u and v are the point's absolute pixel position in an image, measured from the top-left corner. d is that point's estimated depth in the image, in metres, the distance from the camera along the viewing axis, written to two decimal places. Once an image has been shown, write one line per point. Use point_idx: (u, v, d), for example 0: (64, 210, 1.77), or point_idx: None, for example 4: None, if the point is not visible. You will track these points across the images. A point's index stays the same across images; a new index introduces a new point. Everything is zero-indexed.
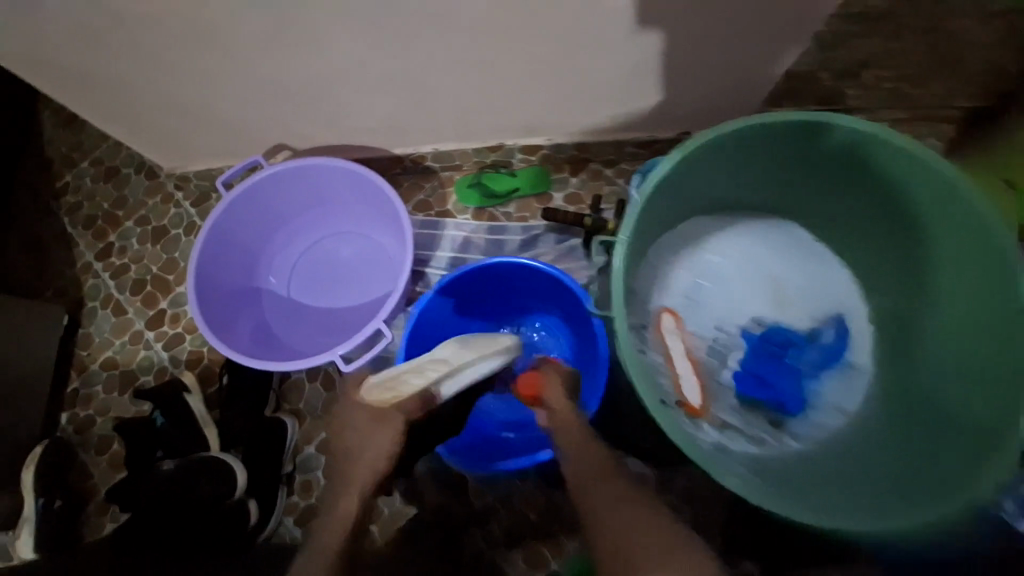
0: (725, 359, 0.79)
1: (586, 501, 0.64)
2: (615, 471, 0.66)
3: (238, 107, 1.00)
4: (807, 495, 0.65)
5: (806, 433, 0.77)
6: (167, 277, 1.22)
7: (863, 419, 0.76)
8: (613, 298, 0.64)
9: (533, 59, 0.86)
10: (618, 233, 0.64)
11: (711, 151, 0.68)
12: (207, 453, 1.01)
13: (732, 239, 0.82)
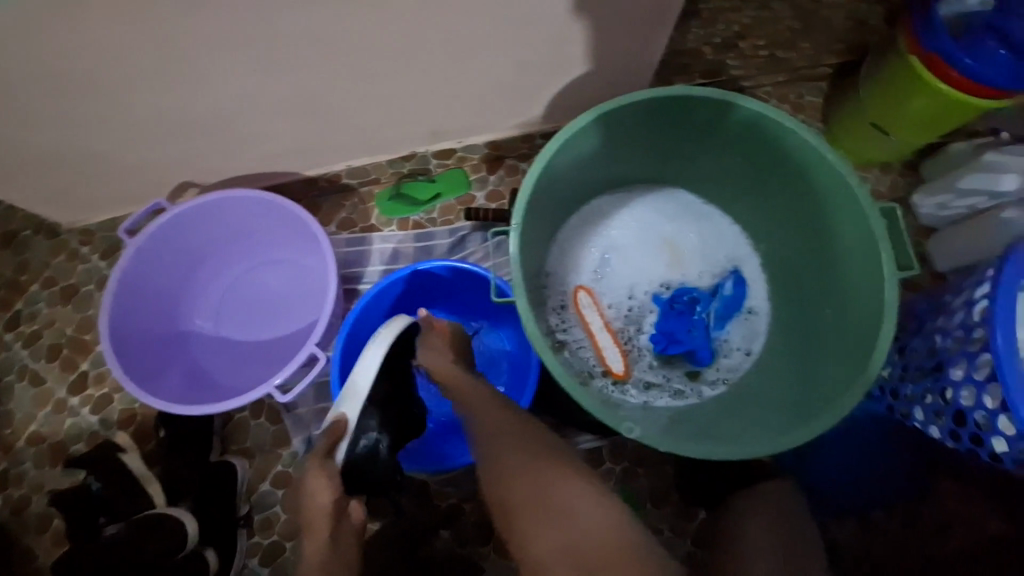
0: (640, 325, 0.82)
1: (516, 491, 0.64)
2: (550, 448, 0.69)
3: (129, 150, 0.96)
4: (717, 437, 0.67)
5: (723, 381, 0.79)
6: (85, 337, 1.16)
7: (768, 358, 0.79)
8: (511, 285, 0.64)
9: (424, 66, 0.88)
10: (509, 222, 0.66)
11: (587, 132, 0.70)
12: (152, 511, 0.96)
13: (631, 211, 0.84)
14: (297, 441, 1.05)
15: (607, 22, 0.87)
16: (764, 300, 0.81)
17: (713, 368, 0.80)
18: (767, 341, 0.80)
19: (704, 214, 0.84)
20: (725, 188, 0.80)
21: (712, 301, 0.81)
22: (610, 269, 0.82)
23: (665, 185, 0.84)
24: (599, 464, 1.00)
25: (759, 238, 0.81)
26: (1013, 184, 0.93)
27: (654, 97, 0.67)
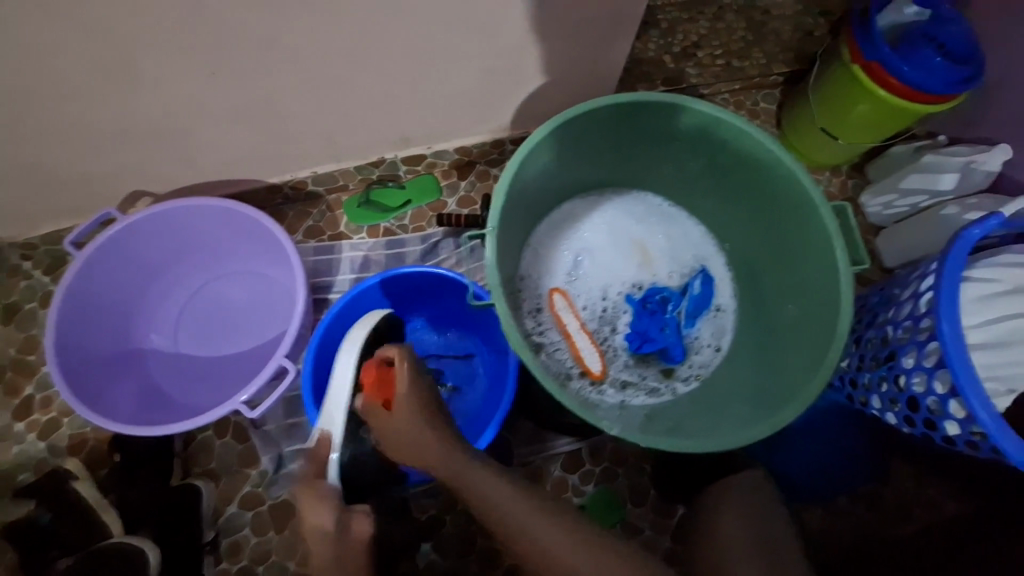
0: (614, 326, 0.83)
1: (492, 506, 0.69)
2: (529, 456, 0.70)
3: (74, 158, 0.91)
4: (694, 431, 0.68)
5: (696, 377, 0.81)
6: (29, 358, 1.08)
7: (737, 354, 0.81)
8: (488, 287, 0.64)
9: (386, 71, 0.88)
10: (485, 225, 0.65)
11: (558, 138, 0.71)
12: (110, 540, 0.90)
13: (601, 214, 0.85)
14: (266, 459, 1.01)
15: (569, 29, 0.88)
16: (731, 298, 0.84)
17: (686, 365, 0.81)
18: (735, 337, 0.82)
19: (672, 215, 0.86)
20: (690, 190, 0.83)
21: (682, 299, 0.83)
22: (583, 271, 0.83)
23: (633, 188, 0.86)
24: (578, 466, 1.01)
25: (724, 238, 0.84)
26: (950, 184, 1.01)
27: (620, 101, 0.68)
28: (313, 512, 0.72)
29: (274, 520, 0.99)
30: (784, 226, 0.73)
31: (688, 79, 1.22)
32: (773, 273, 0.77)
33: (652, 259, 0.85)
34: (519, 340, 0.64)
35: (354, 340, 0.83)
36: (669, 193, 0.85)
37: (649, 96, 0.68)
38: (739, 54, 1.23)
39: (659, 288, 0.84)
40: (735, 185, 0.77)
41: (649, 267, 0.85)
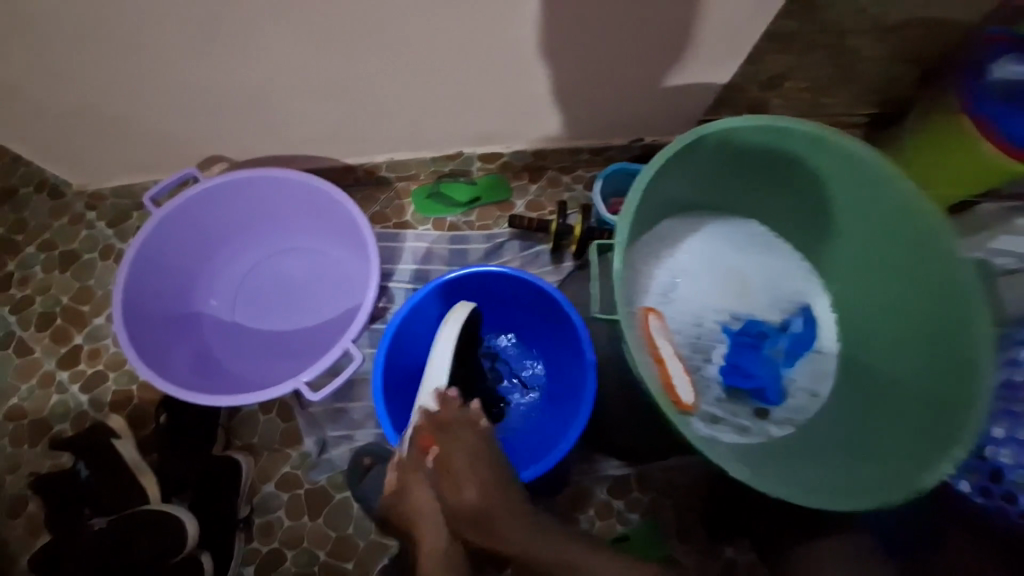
0: (708, 356, 0.80)
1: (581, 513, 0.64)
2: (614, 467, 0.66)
3: (158, 118, 0.90)
4: (801, 481, 0.65)
5: (786, 418, 0.78)
6: (81, 308, 1.08)
7: (831, 401, 0.78)
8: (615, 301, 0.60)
9: (486, 63, 0.86)
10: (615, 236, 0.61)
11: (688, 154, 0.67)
12: (149, 506, 0.89)
13: (701, 238, 0.83)
14: (309, 441, 0.99)
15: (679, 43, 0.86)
16: (832, 342, 0.80)
17: (779, 407, 0.78)
18: (833, 384, 0.79)
19: (775, 248, 0.83)
20: (801, 225, 0.80)
21: (780, 337, 0.81)
22: (678, 294, 0.80)
23: (738, 216, 0.83)
24: (625, 492, 0.97)
25: (830, 278, 0.81)
26: None
27: (760, 125, 0.66)
28: (422, 501, 0.68)
29: (310, 505, 0.97)
30: (906, 277, 0.70)
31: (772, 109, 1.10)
32: (885, 323, 0.74)
33: (747, 289, 0.82)
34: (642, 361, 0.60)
35: (450, 330, 0.82)
36: (775, 224, 0.82)
37: (793, 125, 0.66)
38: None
39: (757, 322, 0.81)
40: (852, 226, 0.74)
41: (745, 297, 0.81)
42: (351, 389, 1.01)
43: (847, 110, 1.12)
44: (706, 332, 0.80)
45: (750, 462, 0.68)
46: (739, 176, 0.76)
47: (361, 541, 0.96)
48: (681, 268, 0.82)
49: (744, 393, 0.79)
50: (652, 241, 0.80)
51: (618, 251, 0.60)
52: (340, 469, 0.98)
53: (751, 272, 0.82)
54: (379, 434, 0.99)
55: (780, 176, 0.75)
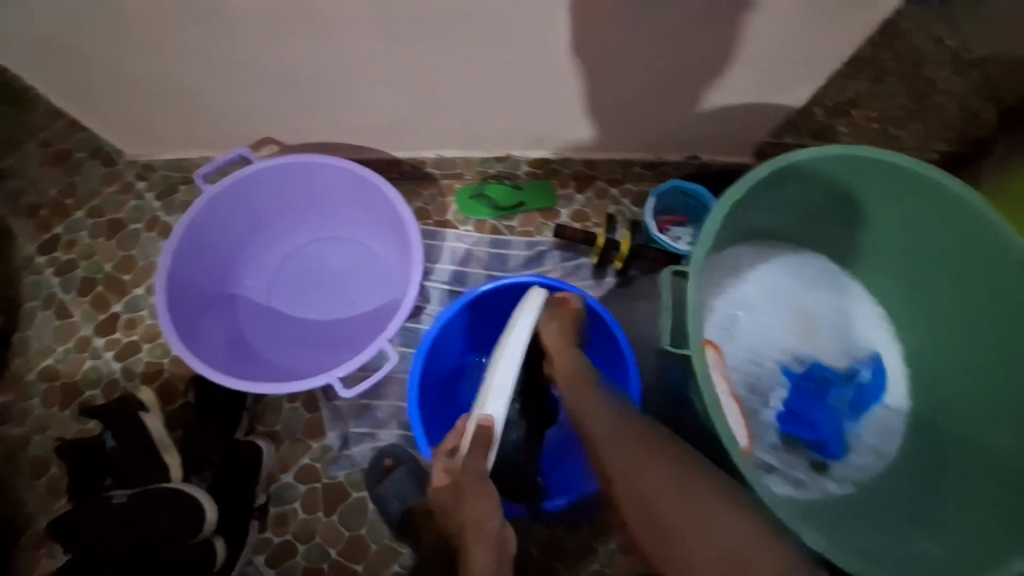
0: (766, 398, 0.76)
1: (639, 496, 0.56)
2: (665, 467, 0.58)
3: (218, 95, 0.89)
4: (866, 552, 0.60)
5: (846, 474, 0.73)
6: (122, 277, 1.09)
7: (898, 463, 0.73)
8: (691, 334, 0.55)
9: (555, 66, 0.82)
10: (692, 264, 0.57)
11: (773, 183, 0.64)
12: (170, 484, 0.89)
13: (769, 270, 0.78)
14: (332, 435, 0.98)
15: (759, 59, 0.81)
16: (902, 399, 0.76)
17: (839, 461, 0.74)
18: (902, 445, 0.74)
19: (847, 289, 0.79)
20: (879, 266, 0.75)
21: (845, 388, 0.77)
22: (741, 328, 0.76)
23: (808, 251, 0.79)
24: None
25: (908, 328, 0.75)
26: None
27: (854, 155, 0.62)
28: (482, 513, 0.64)
29: (326, 500, 0.95)
30: (1000, 336, 0.64)
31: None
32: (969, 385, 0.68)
33: (813, 330, 0.78)
34: (714, 399, 0.54)
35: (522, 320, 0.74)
36: (850, 264, 0.78)
37: (894, 157, 0.61)
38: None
39: (820, 366, 0.77)
40: (944, 278, 0.69)
41: (810, 339, 0.77)
42: (378, 387, 0.99)
43: None
44: (766, 373, 0.76)
45: (811, 521, 0.63)
46: (820, 211, 0.72)
47: (373, 544, 0.93)
48: (745, 301, 0.78)
49: (803, 445, 0.75)
50: (718, 269, 0.76)
51: (697, 279, 0.56)
52: (359, 467, 0.96)
53: (820, 314, 0.78)
54: (402, 436, 0.97)
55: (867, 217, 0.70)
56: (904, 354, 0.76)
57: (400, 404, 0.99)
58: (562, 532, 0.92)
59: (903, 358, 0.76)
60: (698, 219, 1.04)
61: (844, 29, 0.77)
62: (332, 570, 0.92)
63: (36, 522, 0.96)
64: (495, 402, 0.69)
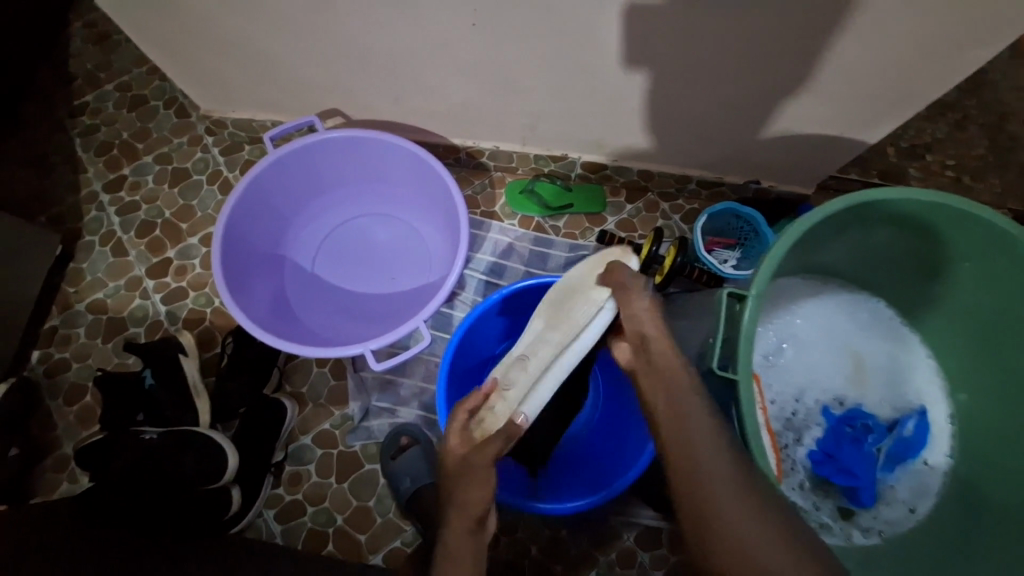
0: (800, 435, 0.73)
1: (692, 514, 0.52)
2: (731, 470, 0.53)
3: (298, 64, 0.91)
4: None
5: (875, 528, 0.70)
6: (179, 225, 1.14)
7: (931, 526, 0.69)
8: (740, 358, 0.54)
9: (637, 75, 0.81)
10: (750, 286, 0.57)
11: (840, 216, 0.63)
12: (197, 428, 0.93)
13: (821, 307, 0.77)
14: (354, 405, 1.00)
15: (848, 93, 0.77)
16: (944, 457, 0.72)
17: (869, 513, 0.71)
18: (936, 504, 0.70)
19: (901, 336, 0.76)
20: (938, 318, 0.72)
21: (886, 436, 0.73)
22: (783, 360, 0.76)
23: (865, 293, 0.77)
24: (654, 546, 0.90)
25: (960, 386, 0.72)
26: None
27: (936, 202, 0.61)
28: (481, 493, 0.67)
29: (339, 468, 0.98)
30: None
31: (908, 181, 1.00)
32: (1017, 452, 0.65)
33: (860, 374, 0.75)
34: (756, 429, 0.53)
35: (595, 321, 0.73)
36: (908, 311, 0.75)
37: (981, 210, 0.59)
38: (973, 173, 1.01)
39: (863, 413, 0.74)
40: (1010, 339, 0.65)
41: (855, 382, 0.75)
42: (405, 365, 1.01)
43: (991, 201, 1.01)
44: (803, 409, 0.75)
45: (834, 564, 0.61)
46: (883, 254, 0.71)
47: (378, 517, 0.95)
48: (793, 334, 0.77)
49: (833, 487, 0.72)
50: (768, 298, 0.76)
51: (752, 302, 0.56)
52: (376, 440, 0.98)
53: (869, 359, 0.75)
54: (421, 416, 0.99)
55: (931, 264, 0.68)
56: (951, 413, 0.73)
57: (424, 384, 1.01)
58: (564, 537, 0.91)
59: (949, 417, 0.73)
60: (748, 243, 1.02)
61: (952, 78, 0.72)
62: (336, 536, 0.94)
63: (65, 445, 1.02)
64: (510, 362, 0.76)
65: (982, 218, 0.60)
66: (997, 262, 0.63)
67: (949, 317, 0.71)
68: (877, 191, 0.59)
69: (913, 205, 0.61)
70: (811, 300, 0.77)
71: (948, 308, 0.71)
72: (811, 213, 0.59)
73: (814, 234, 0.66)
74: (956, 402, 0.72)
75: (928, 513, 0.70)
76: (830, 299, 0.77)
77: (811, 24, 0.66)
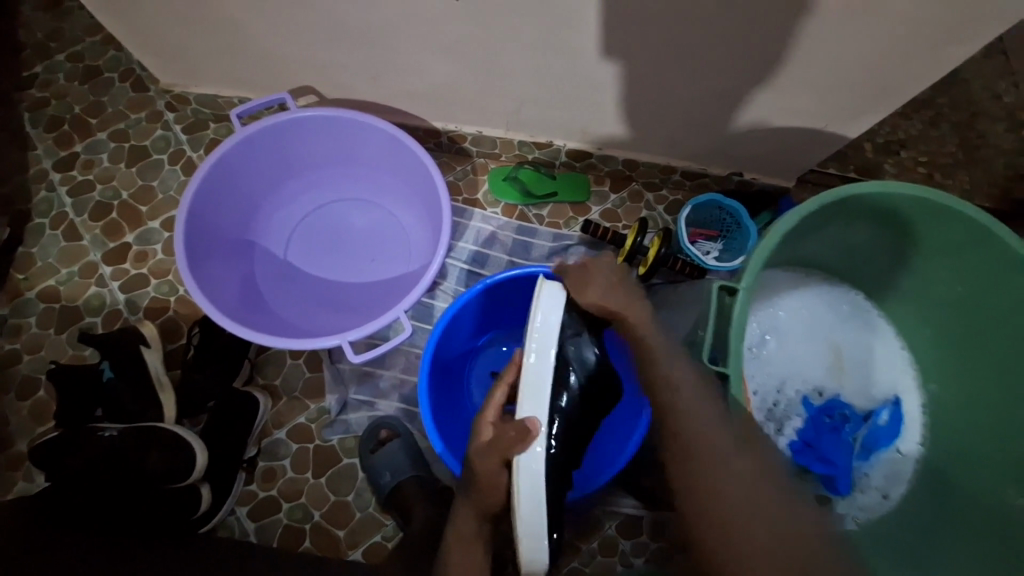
0: (781, 426, 0.75)
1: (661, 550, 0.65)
2: None
3: (265, 34, 0.85)
4: None
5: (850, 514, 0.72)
6: (139, 207, 1.06)
7: (906, 513, 0.71)
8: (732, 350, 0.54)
9: (626, 63, 0.79)
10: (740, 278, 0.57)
11: (827, 207, 0.64)
12: (162, 424, 0.88)
13: (802, 299, 0.78)
14: (331, 398, 0.96)
15: (835, 86, 0.77)
16: (915, 445, 0.74)
17: (846, 500, 0.73)
18: (908, 490, 0.73)
19: (876, 327, 0.77)
20: (917, 312, 0.74)
21: (862, 425, 0.74)
22: (766, 352, 0.76)
23: (846, 285, 0.78)
24: (635, 534, 0.91)
25: (932, 376, 0.74)
26: None
27: (918, 194, 0.62)
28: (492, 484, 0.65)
29: (316, 462, 0.95)
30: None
31: (883, 176, 1.01)
32: (985, 439, 0.67)
33: (838, 365, 0.77)
34: None
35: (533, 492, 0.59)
36: (886, 302, 0.76)
37: (962, 206, 0.61)
38: (943, 169, 1.01)
39: (841, 403, 0.75)
40: (982, 329, 0.67)
41: (834, 373, 0.77)
42: (384, 357, 0.98)
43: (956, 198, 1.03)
44: (785, 400, 0.76)
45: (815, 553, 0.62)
46: (864, 246, 0.72)
47: (357, 512, 0.93)
48: (776, 327, 0.78)
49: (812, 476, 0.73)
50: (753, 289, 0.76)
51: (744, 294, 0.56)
52: (354, 434, 0.96)
53: (848, 350, 0.77)
54: (401, 409, 0.97)
55: (910, 255, 0.70)
56: (925, 403, 0.75)
57: (404, 376, 0.98)
58: None
59: (923, 406, 0.75)
60: (730, 234, 1.02)
61: (934, 74, 0.72)
62: (313, 532, 0.92)
63: (18, 442, 0.95)
64: (537, 458, 0.60)
65: (962, 214, 0.61)
66: (972, 254, 0.65)
67: (926, 309, 0.72)
68: (860, 184, 0.60)
69: (895, 198, 0.62)
70: (793, 292, 0.78)
71: (924, 299, 0.72)
72: (799, 207, 0.60)
73: (800, 227, 0.66)
74: (929, 391, 0.75)
75: (900, 500, 0.73)
76: (812, 291, 0.78)
77: (803, 12, 0.65)
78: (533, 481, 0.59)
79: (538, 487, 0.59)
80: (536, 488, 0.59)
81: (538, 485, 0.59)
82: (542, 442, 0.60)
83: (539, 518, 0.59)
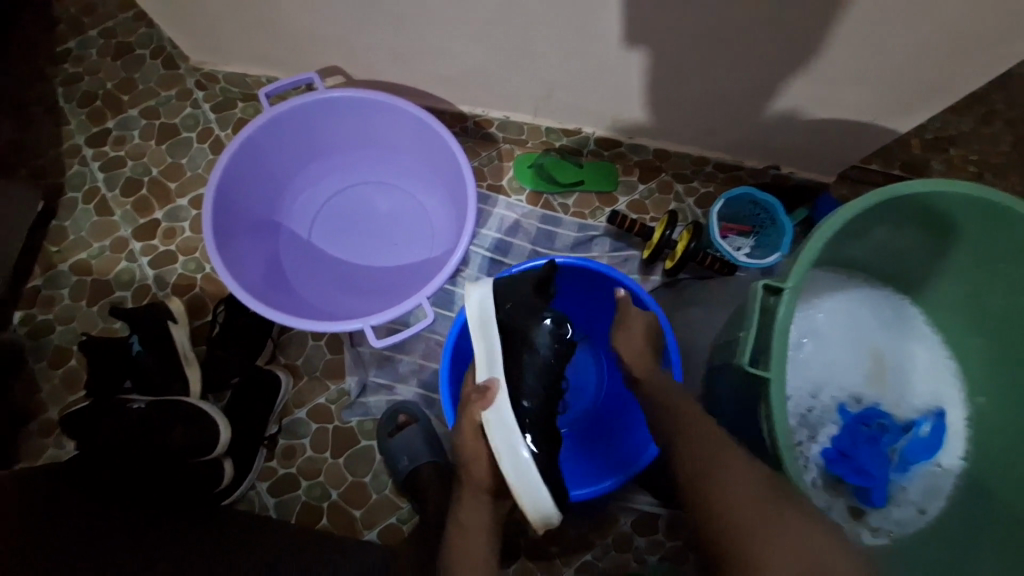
0: (814, 433, 0.72)
1: None
2: None
3: (295, 12, 0.83)
4: None
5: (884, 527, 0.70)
6: (168, 184, 1.08)
7: (944, 530, 0.68)
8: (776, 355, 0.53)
9: (665, 49, 0.75)
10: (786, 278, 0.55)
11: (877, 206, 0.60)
12: (187, 399, 0.90)
13: (844, 302, 0.75)
14: (351, 380, 0.97)
15: (889, 76, 0.72)
16: (957, 460, 0.71)
17: (881, 513, 0.70)
18: (947, 505, 0.70)
19: (921, 334, 0.74)
20: (967, 321, 0.70)
21: (901, 436, 0.71)
22: (802, 355, 0.74)
23: (891, 289, 0.75)
24: (651, 531, 0.90)
25: (979, 389, 0.71)
26: None
27: (978, 195, 0.58)
28: None
29: (334, 443, 0.96)
30: None
31: (931, 174, 0.95)
32: None
33: (879, 372, 0.74)
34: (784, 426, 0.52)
35: (507, 442, 0.63)
36: (933, 309, 0.73)
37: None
38: (996, 169, 0.95)
39: (880, 412, 0.72)
40: None
41: (874, 380, 0.73)
42: (404, 342, 0.98)
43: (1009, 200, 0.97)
44: (821, 406, 0.73)
45: None
46: (914, 249, 0.68)
47: (374, 493, 0.94)
48: (814, 329, 0.74)
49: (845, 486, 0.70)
50: None
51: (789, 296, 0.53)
52: (372, 417, 0.96)
53: (890, 357, 0.73)
54: (420, 394, 0.97)
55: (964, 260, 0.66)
56: (971, 417, 0.71)
57: (423, 362, 0.98)
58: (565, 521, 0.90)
59: (968, 420, 0.71)
60: (763, 231, 0.98)
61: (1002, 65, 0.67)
62: (331, 511, 0.93)
63: (51, 409, 0.98)
64: (503, 414, 0.64)
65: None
66: None
67: (977, 318, 0.69)
68: (917, 184, 0.57)
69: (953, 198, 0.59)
70: (835, 295, 0.75)
71: (976, 308, 0.69)
72: (848, 206, 0.57)
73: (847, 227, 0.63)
74: (975, 405, 0.71)
75: (939, 516, 0.70)
76: (855, 294, 0.75)
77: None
78: (505, 433, 0.63)
79: (510, 437, 0.63)
80: (510, 438, 0.63)
81: (511, 434, 0.63)
82: (501, 399, 0.65)
83: (523, 466, 0.61)
